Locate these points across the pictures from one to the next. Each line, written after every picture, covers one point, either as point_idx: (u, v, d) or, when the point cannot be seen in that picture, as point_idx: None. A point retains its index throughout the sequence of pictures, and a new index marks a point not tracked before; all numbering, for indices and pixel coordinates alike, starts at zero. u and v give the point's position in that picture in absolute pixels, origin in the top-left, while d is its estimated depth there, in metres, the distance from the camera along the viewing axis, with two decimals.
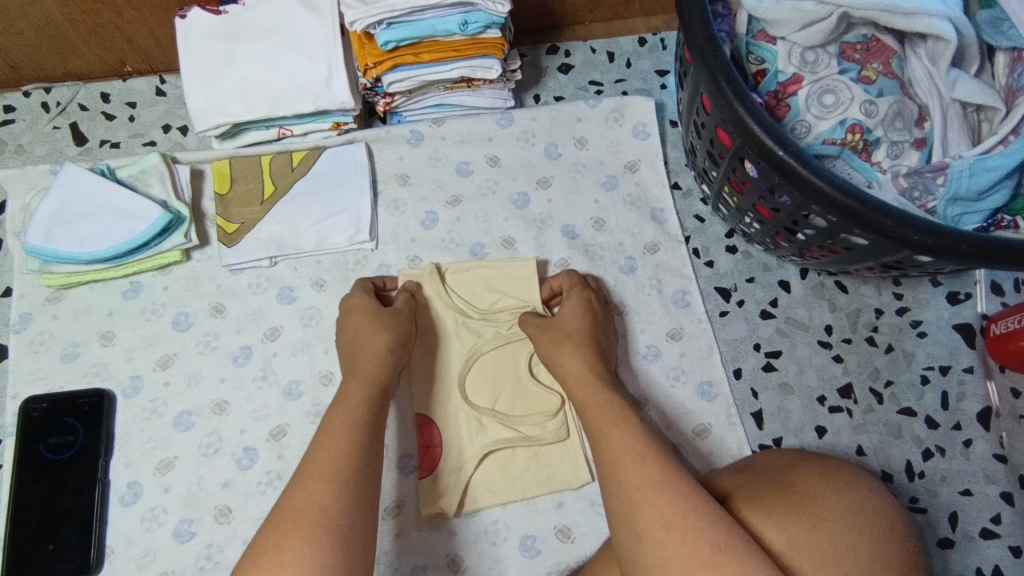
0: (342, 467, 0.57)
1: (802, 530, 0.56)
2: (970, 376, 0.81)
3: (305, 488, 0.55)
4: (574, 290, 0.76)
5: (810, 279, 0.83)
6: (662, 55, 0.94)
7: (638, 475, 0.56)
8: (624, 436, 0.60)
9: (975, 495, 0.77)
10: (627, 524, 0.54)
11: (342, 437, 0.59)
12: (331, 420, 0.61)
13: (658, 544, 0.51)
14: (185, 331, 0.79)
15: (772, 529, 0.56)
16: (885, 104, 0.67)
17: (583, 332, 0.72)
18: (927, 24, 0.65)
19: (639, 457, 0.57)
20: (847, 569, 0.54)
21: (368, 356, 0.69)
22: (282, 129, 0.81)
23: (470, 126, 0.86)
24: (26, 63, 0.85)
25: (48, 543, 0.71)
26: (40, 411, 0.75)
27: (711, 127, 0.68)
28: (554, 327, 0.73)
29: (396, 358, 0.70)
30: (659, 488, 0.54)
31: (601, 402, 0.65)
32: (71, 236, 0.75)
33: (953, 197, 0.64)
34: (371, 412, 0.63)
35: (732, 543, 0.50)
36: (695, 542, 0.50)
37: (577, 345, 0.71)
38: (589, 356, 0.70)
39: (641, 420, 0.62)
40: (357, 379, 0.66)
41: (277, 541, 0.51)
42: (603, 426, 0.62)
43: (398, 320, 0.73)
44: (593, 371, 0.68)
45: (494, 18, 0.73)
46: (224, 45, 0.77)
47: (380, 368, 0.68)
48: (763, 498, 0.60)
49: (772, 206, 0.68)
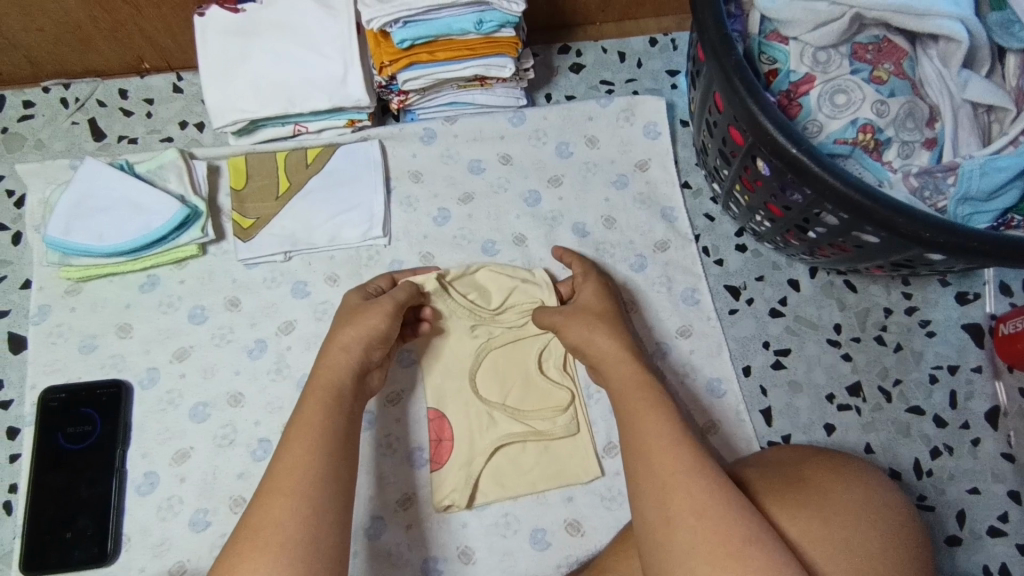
0: (300, 481, 0.54)
1: (816, 524, 0.57)
2: (979, 375, 0.81)
3: (268, 506, 0.53)
4: (590, 280, 0.76)
5: (819, 278, 0.84)
6: (672, 56, 0.95)
7: (669, 458, 0.55)
8: (658, 419, 0.58)
9: (983, 494, 0.77)
10: (651, 508, 0.54)
11: (303, 450, 0.56)
12: (292, 431, 0.58)
13: (685, 530, 0.52)
14: (201, 325, 0.80)
15: (787, 521, 0.57)
16: (895, 105, 0.67)
17: (609, 314, 0.71)
18: (939, 25, 0.66)
19: (672, 440, 0.57)
20: (859, 562, 0.56)
21: (321, 368, 0.63)
22: (297, 126, 0.82)
23: (482, 125, 0.87)
24: (46, 58, 0.86)
25: (66, 531, 0.72)
26: (59, 401, 0.76)
27: (723, 125, 0.69)
28: (581, 311, 0.71)
29: (354, 359, 0.65)
30: (687, 475, 0.54)
31: (635, 384, 0.62)
32: (90, 230, 0.76)
33: (963, 197, 0.65)
34: (333, 420, 0.59)
35: (757, 534, 0.51)
36: (723, 534, 0.51)
37: (608, 325, 0.69)
38: (623, 334, 0.68)
39: (675, 404, 0.60)
40: (315, 387, 0.62)
41: (239, 563, 0.50)
42: (635, 404, 0.61)
43: (369, 320, 0.67)
44: (628, 350, 0.66)
45: (510, 17, 0.74)
46: (240, 42, 0.78)
47: (336, 375, 0.63)
48: (778, 488, 0.60)
49: (784, 203, 0.68)
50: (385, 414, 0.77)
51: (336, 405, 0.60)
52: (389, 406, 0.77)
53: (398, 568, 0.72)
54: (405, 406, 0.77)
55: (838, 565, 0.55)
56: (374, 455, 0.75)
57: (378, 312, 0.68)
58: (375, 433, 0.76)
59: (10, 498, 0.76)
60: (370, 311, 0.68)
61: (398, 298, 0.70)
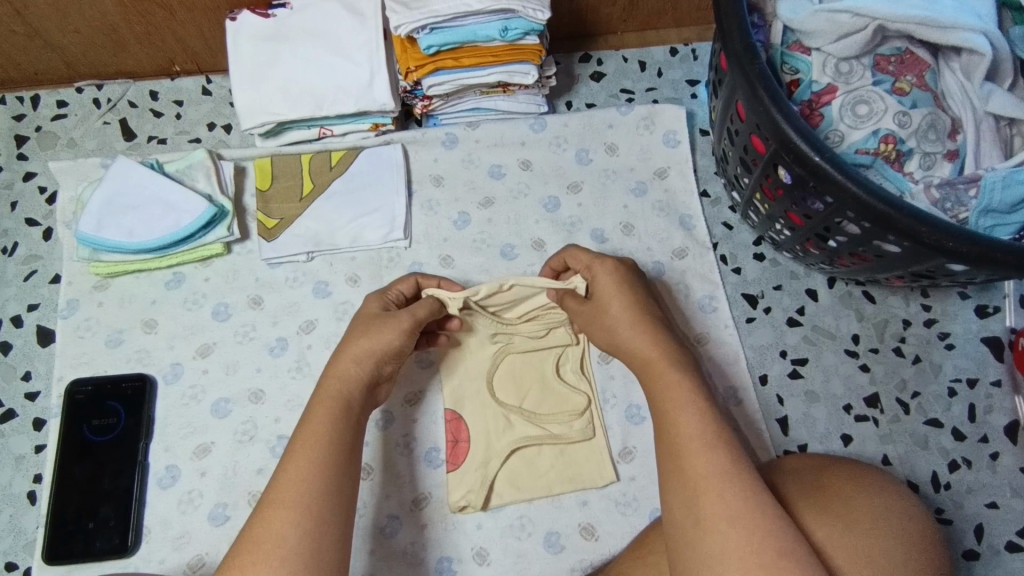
0: (305, 493, 0.55)
1: (837, 531, 0.58)
2: (998, 389, 0.81)
3: (269, 518, 0.54)
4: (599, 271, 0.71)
5: (838, 288, 0.84)
6: (692, 66, 0.95)
7: (702, 461, 0.56)
8: (694, 421, 0.58)
9: (1003, 508, 0.76)
10: (682, 506, 0.55)
11: (307, 460, 0.57)
12: (301, 439, 0.58)
13: (714, 532, 0.53)
14: (225, 322, 0.82)
15: (814, 524, 0.59)
16: (917, 116, 0.68)
17: (633, 312, 0.67)
18: (962, 37, 0.66)
19: (705, 443, 0.57)
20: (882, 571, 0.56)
21: (329, 378, 0.63)
22: (323, 129, 0.84)
23: (503, 131, 0.89)
24: (81, 59, 0.89)
25: (88, 522, 0.73)
26: (85, 393, 0.78)
27: (745, 134, 0.70)
28: (601, 315, 0.68)
29: (365, 373, 0.64)
30: (718, 478, 0.55)
31: (669, 385, 0.61)
32: (120, 227, 0.78)
33: (985, 209, 0.65)
34: (340, 431, 0.59)
35: (788, 544, 0.52)
36: (759, 540, 0.52)
37: (641, 320, 0.66)
38: (656, 334, 0.65)
39: (707, 405, 0.60)
40: (323, 396, 0.62)
41: (240, 573, 0.51)
42: (667, 405, 0.60)
43: (384, 334, 0.66)
44: (665, 351, 0.64)
45: (534, 25, 0.75)
46: (270, 47, 0.80)
47: (344, 387, 0.63)
48: (805, 499, 0.61)
49: (805, 212, 0.68)
50: (402, 414, 0.78)
51: (344, 417, 0.60)
52: (407, 406, 0.78)
53: (412, 567, 0.73)
54: (422, 407, 0.78)
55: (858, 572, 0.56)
56: (391, 454, 0.76)
57: (395, 327, 0.66)
58: (392, 433, 0.77)
59: (35, 488, 0.77)
60: (385, 326, 0.66)
61: (418, 317, 0.68)
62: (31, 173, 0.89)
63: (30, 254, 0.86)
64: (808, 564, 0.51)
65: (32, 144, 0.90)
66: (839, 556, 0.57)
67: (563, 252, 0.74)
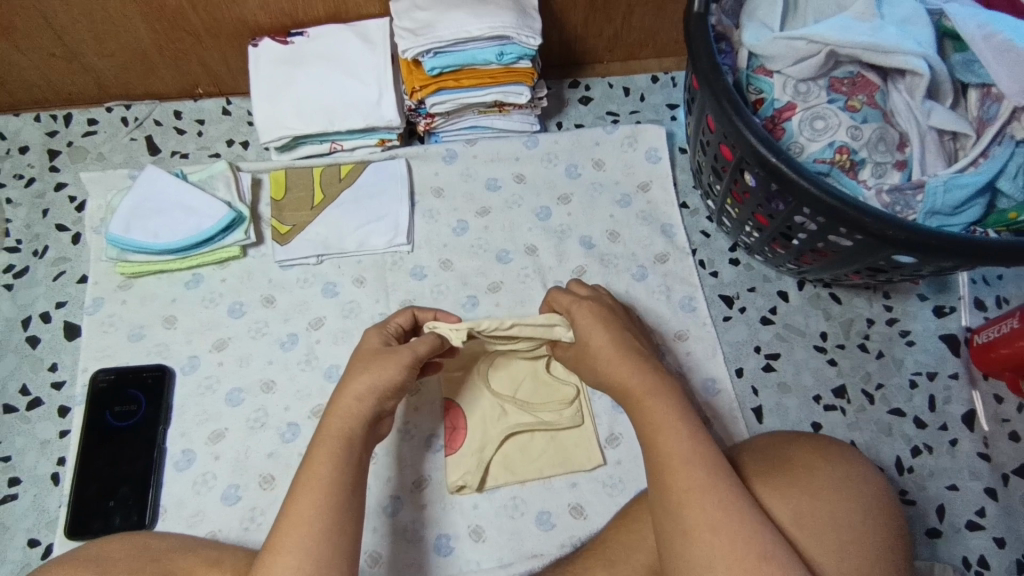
0: (306, 537, 0.56)
1: (808, 505, 0.65)
2: (956, 381, 0.87)
3: (273, 562, 0.55)
4: (576, 310, 0.74)
5: (807, 290, 0.92)
6: (672, 92, 1.05)
7: (683, 477, 0.60)
8: (677, 440, 0.62)
9: (962, 490, 0.82)
10: (671, 520, 0.60)
11: (309, 503, 0.57)
12: (302, 479, 0.59)
13: (703, 542, 0.58)
14: (239, 319, 0.88)
15: (782, 507, 0.65)
16: (868, 130, 0.76)
17: (613, 346, 0.70)
18: (905, 60, 0.74)
19: (685, 460, 0.61)
20: (849, 535, 0.64)
21: (332, 416, 0.63)
22: (334, 144, 0.92)
23: (499, 147, 0.97)
24: (113, 81, 0.97)
25: (108, 501, 0.78)
26: (108, 381, 0.83)
27: (715, 143, 0.77)
28: (585, 355, 0.72)
29: (366, 410, 0.64)
30: (703, 492, 0.59)
31: (655, 410, 0.65)
32: (147, 229, 0.85)
33: (931, 211, 0.73)
34: (342, 469, 0.60)
35: (771, 551, 0.57)
36: (741, 551, 0.57)
37: (619, 355, 0.69)
38: (637, 364, 0.68)
39: (691, 422, 0.64)
40: (325, 434, 0.62)
41: None
42: (652, 428, 0.64)
43: (386, 371, 0.66)
44: (644, 379, 0.67)
45: (527, 50, 0.84)
46: (288, 69, 0.89)
47: (347, 425, 0.63)
48: (768, 474, 0.68)
49: (769, 212, 0.76)
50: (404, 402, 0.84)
51: (345, 456, 0.61)
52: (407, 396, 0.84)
53: (412, 545, 0.77)
54: (422, 396, 0.84)
55: (828, 535, 0.64)
56: (394, 440, 0.82)
57: (395, 363, 0.67)
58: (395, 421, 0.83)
59: (58, 470, 0.81)
60: (388, 361, 0.67)
61: (419, 353, 0.68)
62: (62, 183, 0.96)
63: (60, 256, 0.92)
64: (790, 566, 0.57)
65: (64, 157, 0.98)
66: (796, 534, 0.64)
67: (551, 299, 0.78)
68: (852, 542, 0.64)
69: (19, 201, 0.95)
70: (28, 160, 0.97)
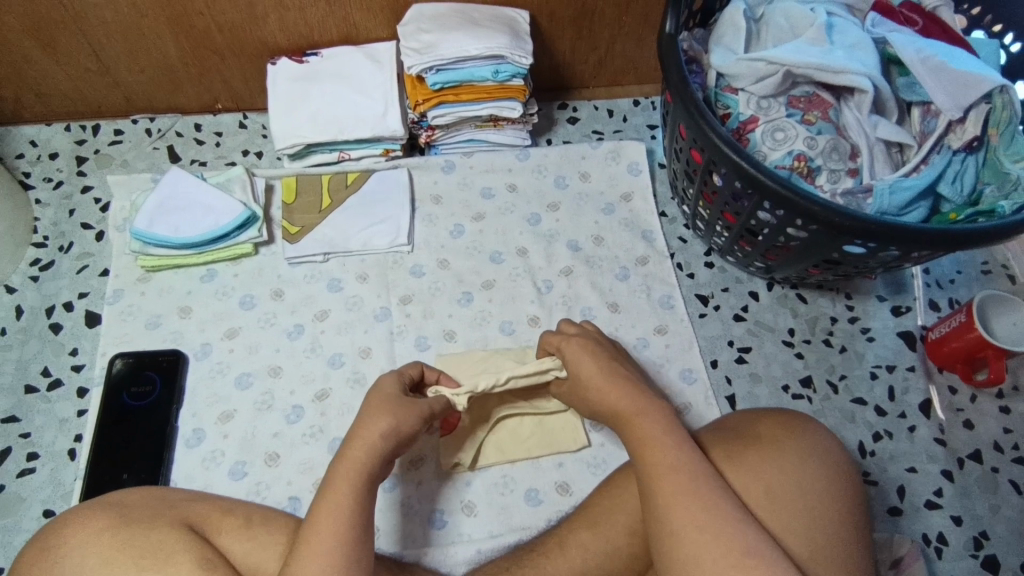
0: (324, 567, 0.58)
1: (778, 481, 0.70)
2: (913, 374, 0.94)
3: None
4: (568, 343, 0.80)
5: (775, 291, 0.99)
6: (652, 114, 1.15)
7: (668, 482, 0.64)
8: (663, 452, 0.66)
9: (920, 472, 0.88)
10: (660, 523, 0.63)
11: (327, 534, 0.59)
12: (320, 510, 0.61)
13: (690, 541, 0.61)
14: (250, 310, 0.94)
15: (755, 486, 0.70)
16: (823, 140, 0.85)
17: (604, 372, 0.75)
18: (851, 79, 0.84)
19: (670, 467, 0.65)
20: (814, 503, 0.70)
21: (351, 448, 0.65)
22: (341, 154, 1.01)
23: (493, 159, 1.06)
24: (139, 95, 1.06)
25: (122, 474, 0.82)
26: (126, 364, 0.89)
27: (687, 149, 0.87)
28: (575, 382, 0.77)
29: (386, 449, 0.66)
30: (686, 495, 0.63)
31: (640, 418, 0.69)
32: (168, 224, 0.93)
33: (879, 211, 0.82)
34: (361, 502, 0.62)
35: (754, 545, 0.60)
36: (729, 545, 0.60)
37: (604, 372, 0.75)
38: (624, 386, 0.73)
39: (677, 432, 0.67)
40: (344, 468, 0.64)
41: None
42: (639, 440, 0.68)
43: (407, 416, 0.68)
44: (629, 397, 0.71)
45: (520, 70, 0.94)
46: (302, 85, 0.98)
47: (366, 459, 0.64)
48: (739, 452, 0.73)
49: (735, 210, 0.85)
50: None
51: (366, 489, 0.63)
52: None
53: (409, 520, 0.82)
54: None
55: (795, 504, 0.69)
56: None
57: (416, 412, 0.70)
58: None
59: (75, 447, 0.86)
60: (409, 408, 0.69)
61: (434, 409, 0.73)
62: (88, 187, 1.04)
63: (84, 252, 0.99)
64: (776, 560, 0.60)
65: (91, 164, 1.06)
66: (765, 509, 0.69)
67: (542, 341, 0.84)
68: (817, 509, 0.69)
69: (47, 201, 1.02)
70: (57, 166, 1.05)
